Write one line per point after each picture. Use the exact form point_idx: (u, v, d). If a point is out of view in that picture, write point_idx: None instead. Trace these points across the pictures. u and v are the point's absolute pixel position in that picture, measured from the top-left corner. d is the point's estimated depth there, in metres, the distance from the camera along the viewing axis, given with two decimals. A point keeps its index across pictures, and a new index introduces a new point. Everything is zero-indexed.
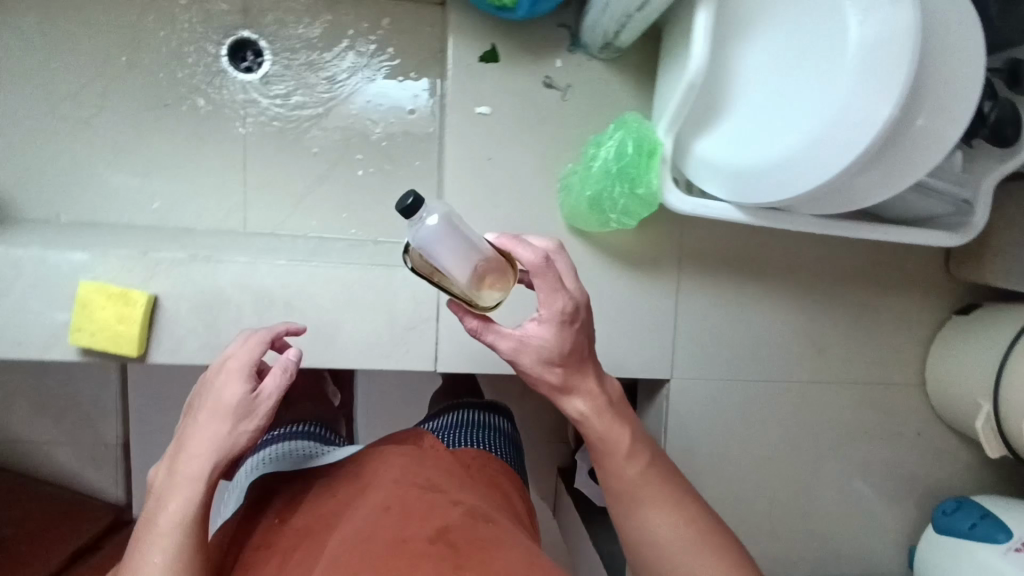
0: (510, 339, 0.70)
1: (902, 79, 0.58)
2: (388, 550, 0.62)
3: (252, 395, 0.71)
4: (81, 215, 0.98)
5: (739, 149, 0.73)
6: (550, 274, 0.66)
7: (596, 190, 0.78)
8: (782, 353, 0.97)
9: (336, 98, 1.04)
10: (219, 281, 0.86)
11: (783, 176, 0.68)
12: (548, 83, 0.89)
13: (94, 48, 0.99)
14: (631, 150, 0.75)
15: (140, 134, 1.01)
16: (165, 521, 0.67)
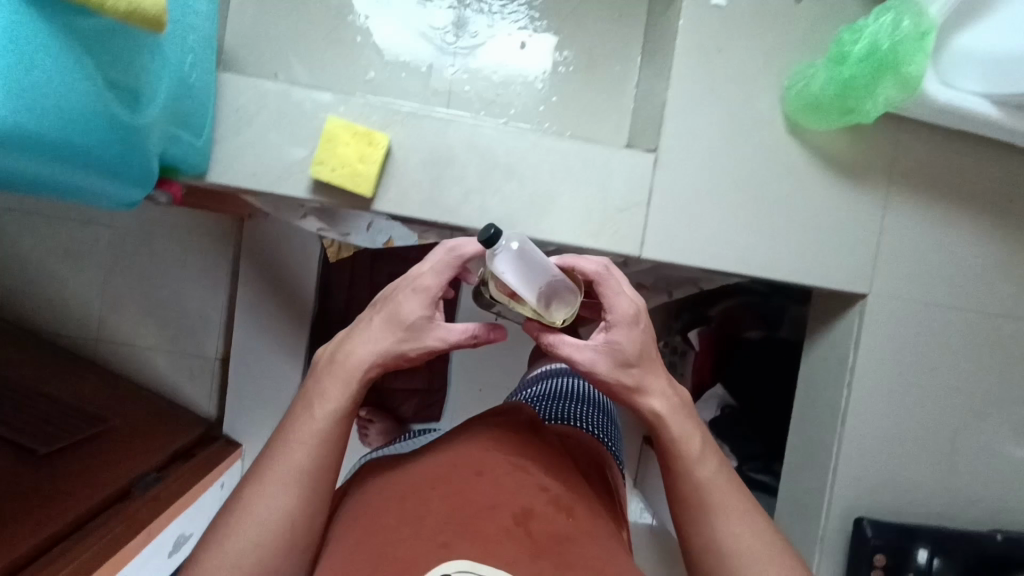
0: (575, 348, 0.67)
1: None
2: (466, 520, 0.53)
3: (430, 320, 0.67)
4: (297, 79, 1.01)
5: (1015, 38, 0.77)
6: (607, 286, 0.69)
7: (855, 72, 0.80)
8: (978, 284, 0.96)
9: None
10: (450, 139, 0.88)
11: None
12: None
13: None
14: (908, 28, 0.77)
15: (355, 5, 1.02)
16: (309, 428, 0.63)
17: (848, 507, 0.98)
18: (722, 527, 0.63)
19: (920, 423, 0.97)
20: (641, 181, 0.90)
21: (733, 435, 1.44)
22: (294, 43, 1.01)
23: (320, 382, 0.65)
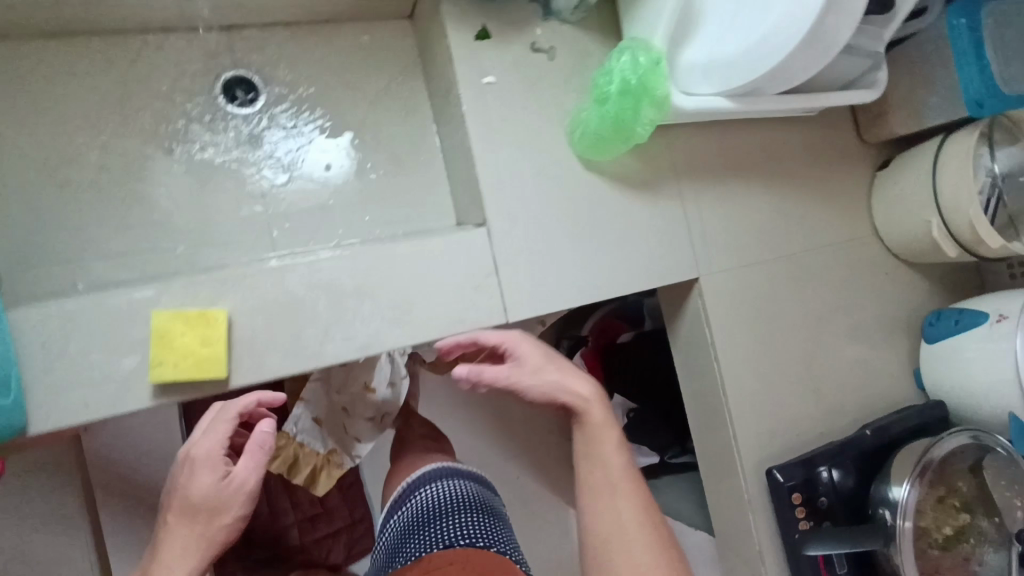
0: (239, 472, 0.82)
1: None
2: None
3: (222, 480, 0.81)
4: (103, 279, 0.93)
5: (721, 47, 0.90)
6: (255, 452, 0.83)
7: (597, 123, 0.96)
8: (773, 236, 1.15)
9: (317, 116, 1.07)
10: (289, 285, 0.85)
11: (753, 59, 0.87)
12: (536, 47, 1.01)
13: (72, 121, 0.94)
14: (642, 61, 0.90)
15: (146, 189, 0.97)
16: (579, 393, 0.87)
17: (756, 463, 1.10)
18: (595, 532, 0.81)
19: (780, 366, 1.13)
20: (483, 257, 0.96)
21: (645, 432, 1.51)
22: (83, 245, 0.92)
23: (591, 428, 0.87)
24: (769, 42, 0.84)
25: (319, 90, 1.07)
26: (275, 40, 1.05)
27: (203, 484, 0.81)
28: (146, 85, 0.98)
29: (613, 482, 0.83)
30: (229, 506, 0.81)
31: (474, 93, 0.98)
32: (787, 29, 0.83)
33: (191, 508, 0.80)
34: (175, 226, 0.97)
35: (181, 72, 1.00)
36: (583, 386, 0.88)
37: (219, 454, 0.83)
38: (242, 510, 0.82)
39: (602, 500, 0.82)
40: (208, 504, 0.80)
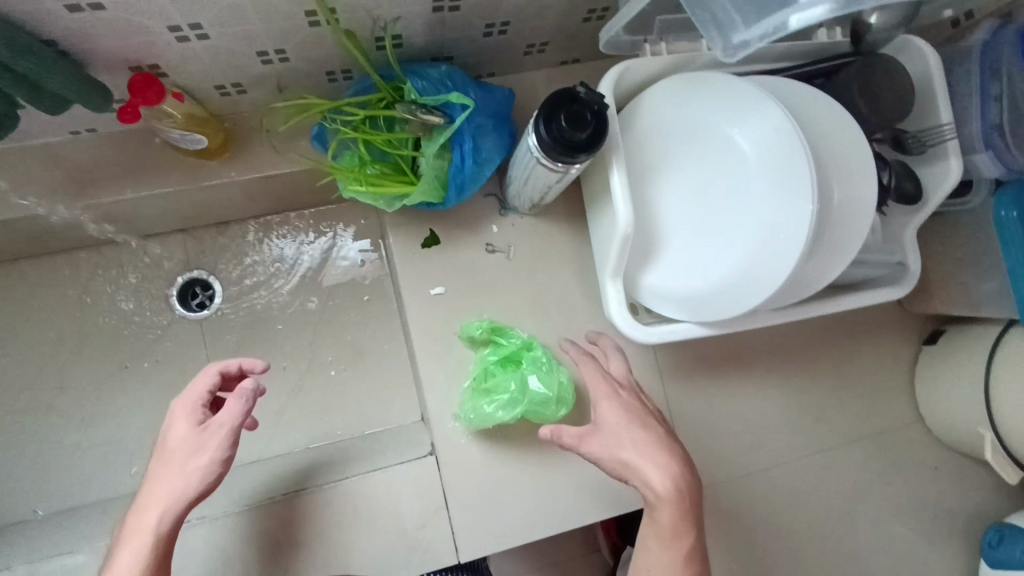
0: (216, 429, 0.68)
1: (809, 185, 0.64)
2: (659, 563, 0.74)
3: (200, 428, 0.68)
4: (61, 504, 0.94)
5: (693, 274, 0.74)
6: (195, 414, 0.69)
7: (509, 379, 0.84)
8: (785, 434, 0.98)
9: (296, 256, 1.04)
10: (217, 540, 0.82)
11: (736, 289, 0.71)
12: (491, 249, 0.92)
13: (36, 343, 0.96)
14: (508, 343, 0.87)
15: (103, 406, 0.97)
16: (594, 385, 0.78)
17: None
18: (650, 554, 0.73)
19: None
20: (430, 488, 0.87)
21: None
22: (44, 474, 0.94)
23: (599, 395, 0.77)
24: (753, 273, 0.69)
25: (293, 236, 1.04)
26: (228, 239, 1.02)
27: (179, 439, 0.67)
28: (105, 297, 0.98)
29: (658, 473, 0.72)
30: (199, 458, 0.67)
31: (421, 307, 0.90)
32: (779, 246, 0.67)
33: (163, 466, 0.67)
34: (129, 446, 0.96)
35: (135, 286, 0.99)
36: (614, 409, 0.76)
37: (199, 403, 0.70)
38: (214, 466, 0.66)
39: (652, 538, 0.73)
40: (181, 458, 0.66)
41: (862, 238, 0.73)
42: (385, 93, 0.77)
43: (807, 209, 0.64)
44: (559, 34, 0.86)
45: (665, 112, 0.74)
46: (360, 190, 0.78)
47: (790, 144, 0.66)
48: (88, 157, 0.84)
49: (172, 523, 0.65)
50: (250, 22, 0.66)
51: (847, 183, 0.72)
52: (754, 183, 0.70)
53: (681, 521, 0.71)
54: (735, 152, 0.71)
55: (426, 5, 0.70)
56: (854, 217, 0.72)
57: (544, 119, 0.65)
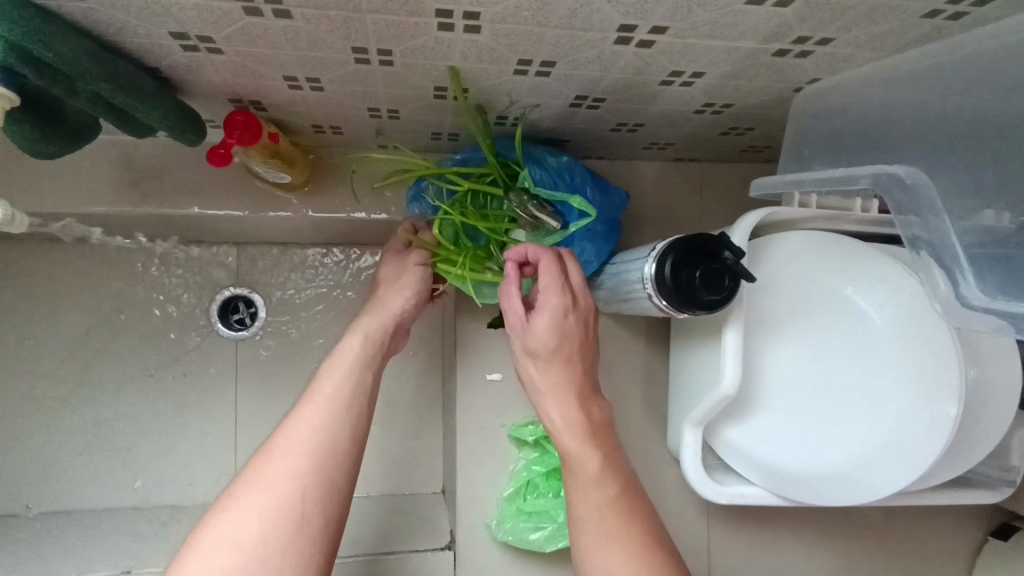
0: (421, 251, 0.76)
1: (956, 388, 0.56)
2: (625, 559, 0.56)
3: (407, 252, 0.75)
4: (58, 504, 0.89)
5: (794, 448, 0.66)
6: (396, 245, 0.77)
7: (554, 500, 0.78)
8: None
9: (357, 288, 0.97)
10: None
11: (847, 477, 0.63)
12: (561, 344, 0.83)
13: (64, 330, 0.90)
14: (558, 455, 0.80)
15: (122, 409, 0.91)
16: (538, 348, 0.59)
17: None
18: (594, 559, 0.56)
19: None
20: None
21: None
22: (47, 469, 0.89)
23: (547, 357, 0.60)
24: (863, 469, 0.62)
25: (362, 263, 0.97)
26: (283, 262, 0.96)
27: (389, 271, 0.75)
28: (145, 297, 0.92)
29: (565, 407, 0.60)
30: (409, 284, 0.73)
31: (474, 389, 0.83)
32: (909, 444, 0.59)
33: (380, 303, 0.71)
34: (138, 458, 0.91)
35: (178, 290, 0.93)
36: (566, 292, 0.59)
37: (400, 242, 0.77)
38: (414, 291, 0.73)
39: (579, 463, 0.58)
40: (390, 287, 0.73)
41: (993, 442, 0.63)
42: (492, 172, 0.69)
43: (950, 413, 0.57)
44: (688, 139, 0.78)
45: (795, 270, 0.64)
46: (454, 277, 0.72)
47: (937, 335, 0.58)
48: (160, 163, 0.77)
49: (372, 344, 0.67)
50: (373, 85, 0.59)
51: (988, 356, 0.61)
52: (884, 369, 0.61)
53: (600, 439, 0.60)
54: (869, 329, 0.62)
55: (566, 100, 0.63)
56: (990, 417, 0.62)
57: (673, 261, 0.57)
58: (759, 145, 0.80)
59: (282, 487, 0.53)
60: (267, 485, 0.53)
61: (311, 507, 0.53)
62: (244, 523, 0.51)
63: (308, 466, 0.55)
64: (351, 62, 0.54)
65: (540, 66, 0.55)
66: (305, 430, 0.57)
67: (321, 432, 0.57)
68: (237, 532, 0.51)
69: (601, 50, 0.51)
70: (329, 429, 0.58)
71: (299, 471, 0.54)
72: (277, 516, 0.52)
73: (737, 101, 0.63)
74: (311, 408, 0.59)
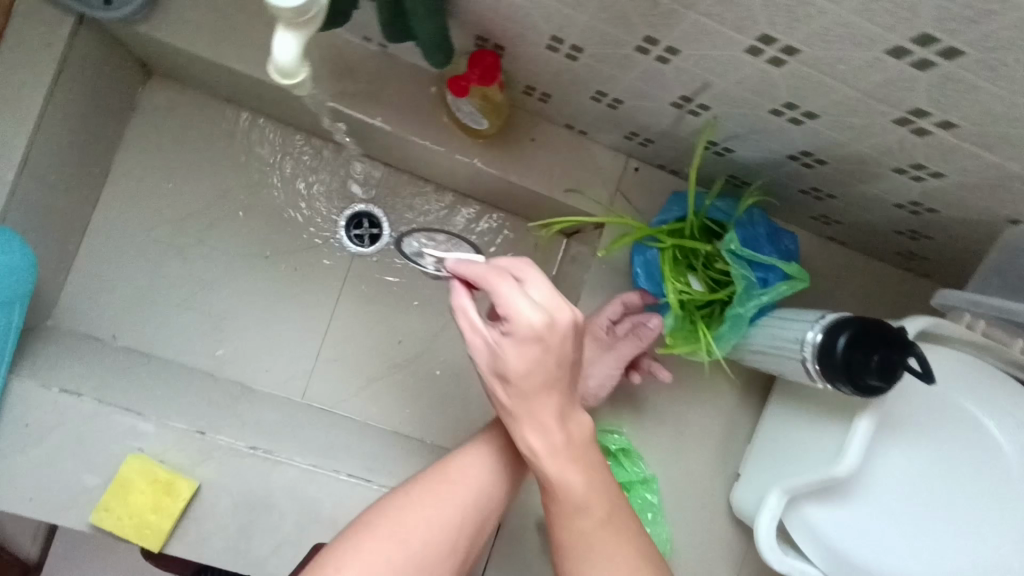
0: (630, 345, 0.78)
1: None
2: None
3: (611, 340, 0.79)
4: (141, 344, 0.91)
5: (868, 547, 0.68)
6: (599, 325, 0.79)
7: None
8: None
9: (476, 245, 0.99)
10: (272, 484, 0.79)
11: None
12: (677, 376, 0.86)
13: (203, 187, 0.93)
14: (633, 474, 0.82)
15: (227, 279, 0.93)
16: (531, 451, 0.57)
17: None
18: None
19: None
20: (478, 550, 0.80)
21: None
22: (143, 308, 0.91)
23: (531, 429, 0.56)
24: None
25: (488, 224, 0.99)
26: (418, 197, 0.98)
27: (606, 361, 0.77)
28: (285, 183, 0.95)
29: (573, 478, 0.57)
30: (605, 368, 0.77)
31: None
32: None
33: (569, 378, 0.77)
34: (227, 328, 0.93)
35: (316, 187, 0.95)
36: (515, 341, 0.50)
37: (603, 323, 0.79)
38: (607, 375, 0.77)
39: (567, 497, 0.57)
40: (583, 367, 0.78)
41: None
42: (690, 225, 0.78)
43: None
44: (856, 224, 0.79)
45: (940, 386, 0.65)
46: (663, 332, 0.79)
47: None
48: (366, 68, 0.79)
49: None
50: (626, 74, 0.61)
51: None
52: (988, 494, 0.64)
53: (617, 524, 0.58)
54: (993, 454, 0.64)
55: (788, 151, 0.64)
56: None
57: (849, 336, 0.59)
58: (920, 254, 0.81)
59: (450, 507, 0.59)
60: (445, 501, 0.59)
61: (464, 533, 0.59)
62: (414, 528, 0.56)
63: (473, 496, 0.61)
64: (628, 47, 0.55)
65: (800, 113, 0.56)
66: (477, 465, 0.62)
67: (492, 476, 0.63)
68: (405, 530, 0.56)
69: (873, 121, 0.52)
70: (496, 473, 0.63)
71: (471, 496, 0.61)
72: (440, 529, 0.58)
73: (944, 209, 0.64)
74: (485, 445, 0.64)
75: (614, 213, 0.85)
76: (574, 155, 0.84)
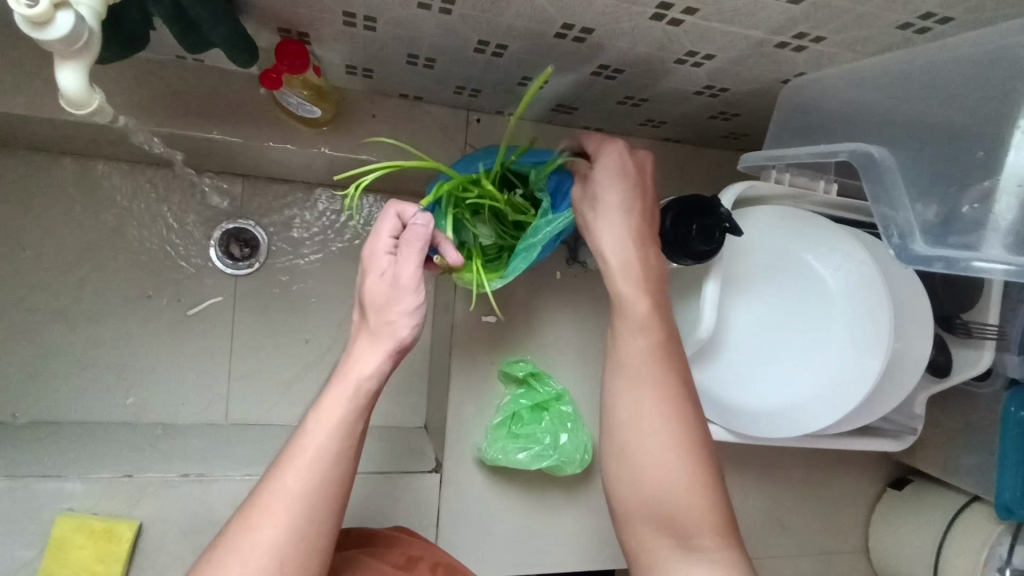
0: (408, 261, 0.62)
1: (885, 339, 0.71)
2: (688, 485, 0.62)
3: (389, 265, 0.62)
4: (45, 414, 0.89)
5: (749, 391, 0.78)
6: (376, 262, 0.63)
7: (528, 428, 0.87)
8: (756, 534, 1.05)
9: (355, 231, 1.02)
10: (214, 504, 0.80)
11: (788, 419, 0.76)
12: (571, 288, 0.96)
13: (62, 244, 0.91)
14: (535, 387, 0.90)
15: (115, 327, 0.92)
16: (356, 376, 0.61)
17: None
18: (676, 483, 0.62)
19: None
20: (426, 501, 0.88)
21: None
22: (35, 379, 0.89)
23: (328, 440, 0.59)
24: (803, 405, 0.75)
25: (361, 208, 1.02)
26: (286, 199, 0.99)
27: (400, 301, 0.61)
28: (148, 218, 0.94)
29: (333, 394, 0.60)
30: (401, 302, 0.62)
31: (469, 329, 0.91)
32: (846, 392, 0.73)
33: (370, 335, 0.62)
34: (131, 375, 0.93)
35: (180, 215, 0.95)
36: (612, 190, 0.67)
37: (379, 254, 0.63)
38: (408, 319, 0.62)
39: (358, 393, 0.61)
40: (378, 310, 0.62)
41: (910, 383, 0.77)
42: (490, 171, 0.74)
43: (875, 364, 0.71)
44: (681, 119, 0.88)
45: (764, 238, 0.76)
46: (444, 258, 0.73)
47: (874, 290, 0.72)
48: (187, 85, 0.79)
49: (367, 384, 0.61)
50: (423, 31, 0.65)
51: (902, 326, 0.76)
52: (833, 325, 0.75)
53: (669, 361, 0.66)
54: (821, 284, 0.75)
55: (589, 67, 0.71)
56: (905, 371, 0.77)
57: (673, 216, 0.68)
58: (739, 131, 0.91)
59: (289, 553, 0.55)
60: (250, 549, 0.54)
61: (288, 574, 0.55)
62: None
63: (291, 530, 0.56)
64: (413, 6, 0.60)
65: (578, 31, 0.62)
66: (285, 491, 0.57)
67: (312, 496, 0.57)
68: None
69: (637, 23, 0.60)
70: (311, 489, 0.57)
71: (286, 529, 0.56)
72: None
73: (732, 85, 0.74)
74: (292, 472, 0.57)
75: None
76: (417, 122, 0.88)
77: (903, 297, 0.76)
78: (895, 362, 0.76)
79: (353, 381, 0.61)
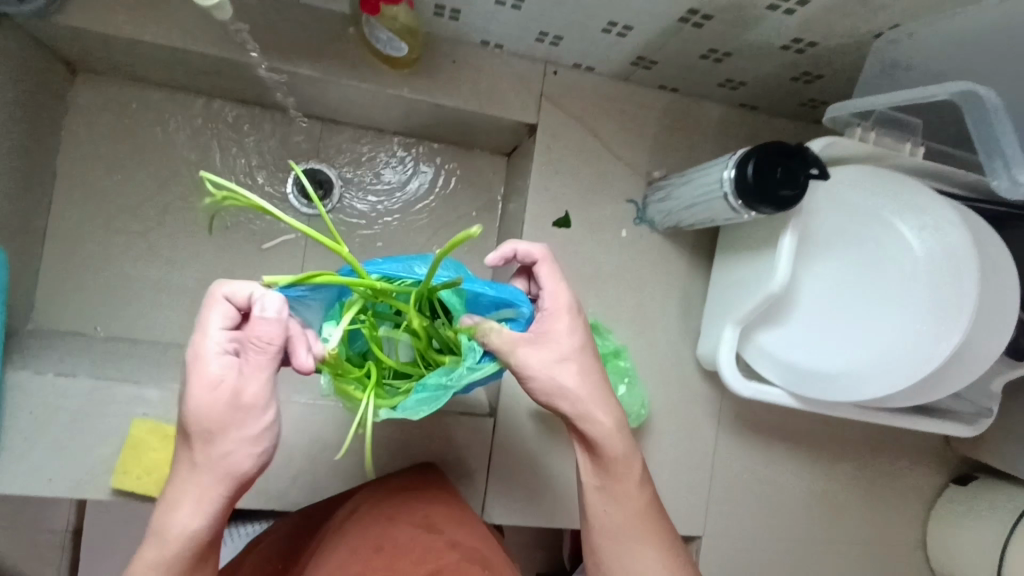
0: (253, 372, 0.49)
1: (968, 312, 0.68)
2: None
3: (218, 381, 0.48)
4: (122, 330, 0.94)
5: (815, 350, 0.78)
6: (198, 369, 0.48)
7: None
8: (806, 516, 1.02)
9: (423, 181, 1.04)
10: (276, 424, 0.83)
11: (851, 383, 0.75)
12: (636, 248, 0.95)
13: (150, 171, 0.96)
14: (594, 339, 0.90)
15: (192, 255, 0.97)
16: (185, 513, 0.49)
17: None
18: None
19: None
20: (478, 444, 0.89)
21: None
22: (115, 297, 0.94)
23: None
24: (867, 368, 0.74)
25: (430, 159, 1.04)
26: (359, 145, 1.02)
27: (247, 425, 0.49)
28: (230, 152, 0.98)
29: (173, 535, 0.49)
30: (245, 424, 0.49)
31: None
32: (917, 363, 0.70)
33: (199, 468, 0.49)
34: (203, 301, 0.97)
35: (260, 153, 0.99)
36: (566, 327, 0.60)
37: (203, 360, 0.49)
38: (256, 447, 0.50)
39: (195, 530, 0.49)
40: (204, 441, 0.49)
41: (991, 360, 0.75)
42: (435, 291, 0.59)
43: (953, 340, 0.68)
44: (760, 80, 0.87)
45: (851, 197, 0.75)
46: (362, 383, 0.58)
47: (961, 259, 0.69)
48: (283, 20, 0.83)
49: (212, 520, 0.50)
50: None
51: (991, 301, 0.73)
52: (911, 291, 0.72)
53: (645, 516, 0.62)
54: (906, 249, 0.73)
55: (678, 12, 0.71)
56: (990, 347, 0.74)
57: (755, 162, 0.67)
58: (820, 96, 0.89)
59: None
60: None
61: None
62: None
63: None
64: None
65: None
66: None
67: None
68: None
69: None
70: None
71: None
72: None
73: (823, 38, 0.73)
74: None
75: (543, 116, 0.91)
76: (495, 70, 0.89)
77: (997, 271, 0.73)
78: (981, 336, 0.73)
79: (194, 521, 0.49)
